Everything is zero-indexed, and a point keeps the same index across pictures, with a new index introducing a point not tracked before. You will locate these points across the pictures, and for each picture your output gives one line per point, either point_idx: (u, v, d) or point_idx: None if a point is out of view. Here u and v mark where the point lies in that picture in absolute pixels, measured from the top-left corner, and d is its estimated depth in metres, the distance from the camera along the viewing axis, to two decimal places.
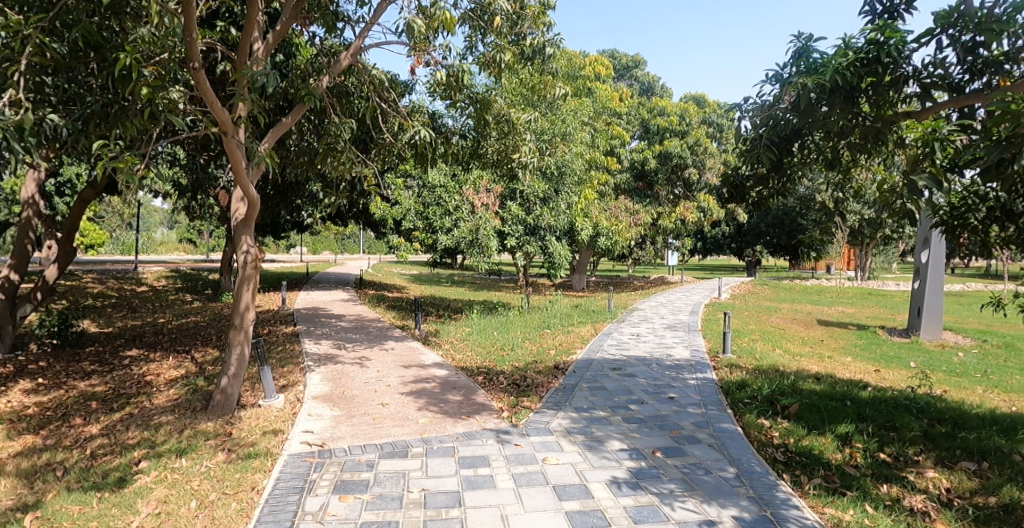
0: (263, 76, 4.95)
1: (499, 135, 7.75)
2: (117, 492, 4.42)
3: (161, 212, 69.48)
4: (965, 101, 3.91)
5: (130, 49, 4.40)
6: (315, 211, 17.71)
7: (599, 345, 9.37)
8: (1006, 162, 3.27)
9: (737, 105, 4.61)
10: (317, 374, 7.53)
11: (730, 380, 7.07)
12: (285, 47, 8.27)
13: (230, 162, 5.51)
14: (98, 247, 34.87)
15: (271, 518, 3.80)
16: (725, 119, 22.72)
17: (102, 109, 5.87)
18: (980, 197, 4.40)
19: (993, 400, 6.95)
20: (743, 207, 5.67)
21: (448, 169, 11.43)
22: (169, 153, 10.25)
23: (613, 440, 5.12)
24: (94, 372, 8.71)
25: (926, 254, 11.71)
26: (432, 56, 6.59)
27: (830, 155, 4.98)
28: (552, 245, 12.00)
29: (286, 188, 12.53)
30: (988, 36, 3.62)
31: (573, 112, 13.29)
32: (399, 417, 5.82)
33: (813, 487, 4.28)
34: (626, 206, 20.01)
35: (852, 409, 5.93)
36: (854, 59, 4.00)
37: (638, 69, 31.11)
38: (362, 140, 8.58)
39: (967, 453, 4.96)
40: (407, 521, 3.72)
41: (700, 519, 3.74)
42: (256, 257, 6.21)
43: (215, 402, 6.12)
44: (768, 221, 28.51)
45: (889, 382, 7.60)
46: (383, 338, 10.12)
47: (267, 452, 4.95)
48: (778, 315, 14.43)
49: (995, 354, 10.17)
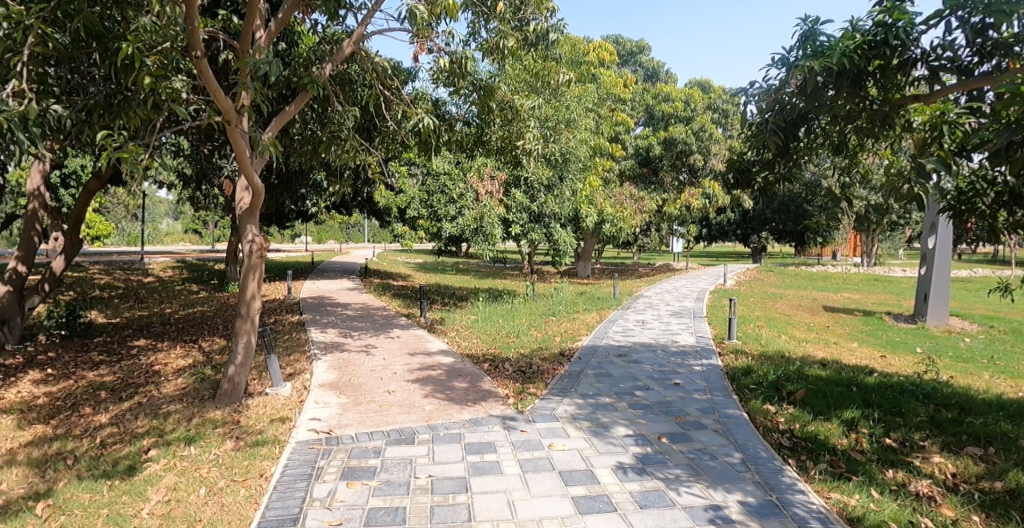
0: (265, 64, 4.88)
1: (504, 122, 7.67)
2: (127, 480, 4.46)
3: (166, 203, 69.79)
4: (975, 84, 3.87)
5: (132, 39, 4.42)
6: (320, 200, 17.75)
7: (605, 331, 9.37)
8: (1016, 145, 3.20)
9: (743, 89, 4.58)
10: (324, 363, 7.56)
11: (736, 365, 7.10)
12: (288, 35, 8.23)
13: (234, 151, 5.51)
14: (104, 237, 35.36)
15: (280, 504, 3.83)
16: (730, 105, 22.50)
17: (106, 100, 5.86)
18: (988, 182, 4.41)
19: (1000, 385, 6.93)
20: (749, 193, 5.62)
21: (453, 157, 11.38)
22: (173, 143, 10.23)
23: (619, 425, 5.15)
24: (103, 362, 8.77)
25: (933, 240, 11.72)
26: (435, 43, 6.54)
27: (837, 140, 4.95)
28: (556, 232, 12.05)
29: (290, 178, 12.55)
30: (998, 17, 3.54)
31: (577, 98, 13.15)
32: (406, 404, 5.85)
33: (819, 473, 4.29)
34: (632, 193, 19.89)
35: (858, 394, 5.91)
36: (862, 41, 3.98)
37: (643, 55, 30.89)
38: (367, 128, 8.56)
39: (973, 438, 4.94)
40: (414, 506, 3.75)
41: (706, 503, 3.76)
42: (261, 246, 6.18)
43: (223, 390, 6.17)
44: (773, 208, 28.38)
45: (896, 368, 7.59)
46: (389, 326, 10.16)
47: (275, 439, 5.00)
48: (784, 302, 14.37)
49: (1002, 340, 10.16)
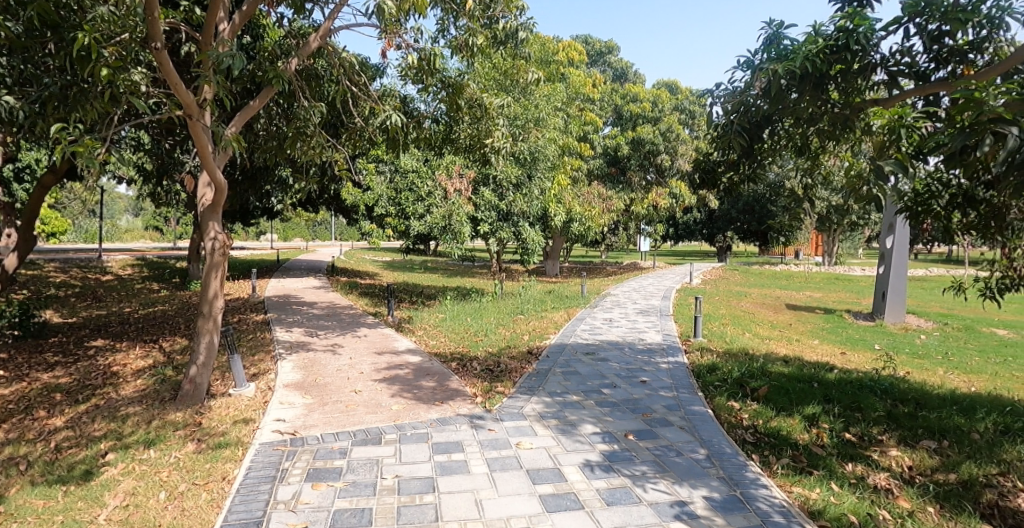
0: (228, 58, 4.78)
1: (472, 120, 7.62)
2: (84, 485, 4.31)
3: (125, 198, 67.64)
4: (931, 89, 4.00)
5: (88, 28, 4.28)
6: (286, 197, 17.41)
7: (573, 330, 9.42)
8: (969, 150, 3.30)
9: (709, 91, 4.64)
10: (289, 362, 7.43)
11: (701, 363, 7.20)
12: (253, 29, 8.08)
13: (196, 147, 5.36)
14: (59, 234, 34.19)
15: (243, 507, 3.75)
16: (696, 106, 22.86)
17: (62, 91, 5.63)
18: (944, 183, 4.49)
19: (953, 380, 7.19)
20: (715, 194, 5.72)
21: (421, 154, 11.29)
22: (132, 138, 9.90)
23: (586, 423, 5.17)
24: (58, 363, 8.46)
25: (891, 240, 12.04)
26: (404, 39, 6.47)
27: (800, 142, 5.05)
28: (525, 231, 12.00)
29: (255, 174, 12.28)
30: (955, 25, 3.69)
31: (546, 97, 13.21)
32: (372, 404, 5.78)
33: (782, 467, 4.38)
34: (599, 192, 20.01)
35: (819, 391, 6.05)
36: (824, 46, 4.07)
37: (611, 55, 31.13)
38: (334, 124, 8.43)
39: (928, 432, 5.11)
40: (381, 507, 3.71)
41: (671, 499, 3.80)
42: (224, 244, 6.04)
43: (184, 391, 6.00)
44: (738, 208, 28.97)
45: (854, 364, 7.81)
46: (356, 325, 10.04)
47: (239, 441, 4.89)
48: (748, 300, 14.64)
49: (956, 336, 10.55)
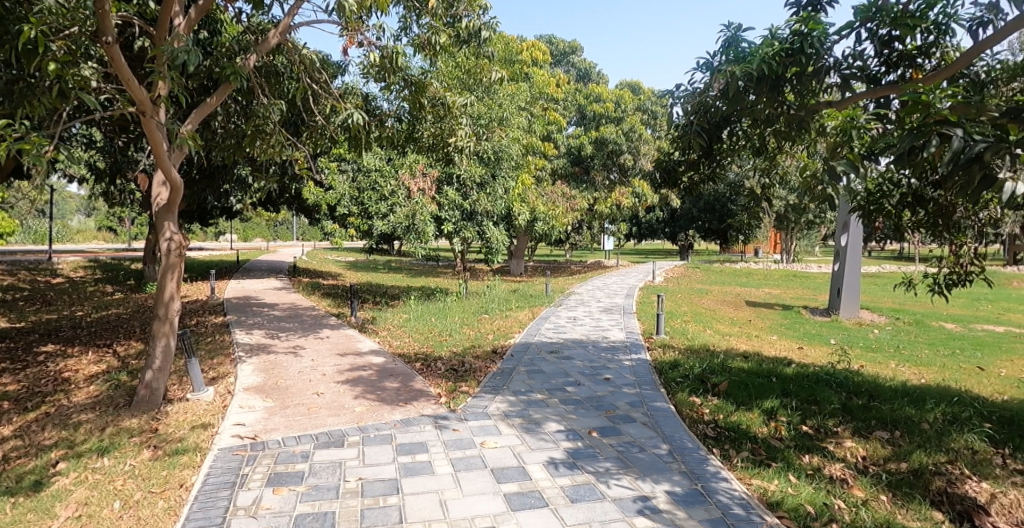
0: (184, 53, 4.66)
1: (435, 118, 7.57)
2: (33, 496, 4.15)
3: (77, 198, 65.13)
4: (882, 92, 4.14)
5: (34, 21, 4.11)
6: (246, 197, 17.04)
7: (538, 328, 9.47)
8: (916, 150, 3.19)
9: (670, 92, 4.73)
10: (250, 365, 7.27)
11: (663, 359, 7.32)
12: (209, 24, 7.88)
13: (150, 145, 5.20)
14: (4, 236, 32.72)
15: (201, 514, 3.65)
16: (658, 106, 23.22)
17: (7, 86, 5.40)
18: (894, 184, 4.68)
19: (904, 373, 7.48)
20: (675, 193, 5.82)
21: (384, 152, 11.18)
22: (82, 135, 9.54)
23: (551, 421, 5.21)
24: (5, 370, 8.10)
25: (845, 238, 12.42)
26: (366, 36, 6.40)
27: (757, 142, 5.18)
28: (489, 230, 11.97)
29: (213, 172, 11.98)
30: (903, 30, 3.87)
31: (509, 97, 13.24)
32: (335, 405, 5.71)
33: (742, 460, 4.49)
34: (563, 191, 20.10)
35: (777, 385, 6.21)
36: (780, 49, 4.17)
37: (574, 56, 31.36)
38: (295, 122, 8.28)
39: (881, 423, 5.30)
40: (344, 510, 3.66)
41: (634, 494, 3.86)
42: (181, 245, 5.88)
43: (140, 397, 5.83)
44: (700, 207, 29.53)
45: (811, 359, 8.05)
46: (318, 326, 9.89)
47: (197, 447, 4.77)
48: (710, 298, 14.93)
49: (906, 330, 10.97)
